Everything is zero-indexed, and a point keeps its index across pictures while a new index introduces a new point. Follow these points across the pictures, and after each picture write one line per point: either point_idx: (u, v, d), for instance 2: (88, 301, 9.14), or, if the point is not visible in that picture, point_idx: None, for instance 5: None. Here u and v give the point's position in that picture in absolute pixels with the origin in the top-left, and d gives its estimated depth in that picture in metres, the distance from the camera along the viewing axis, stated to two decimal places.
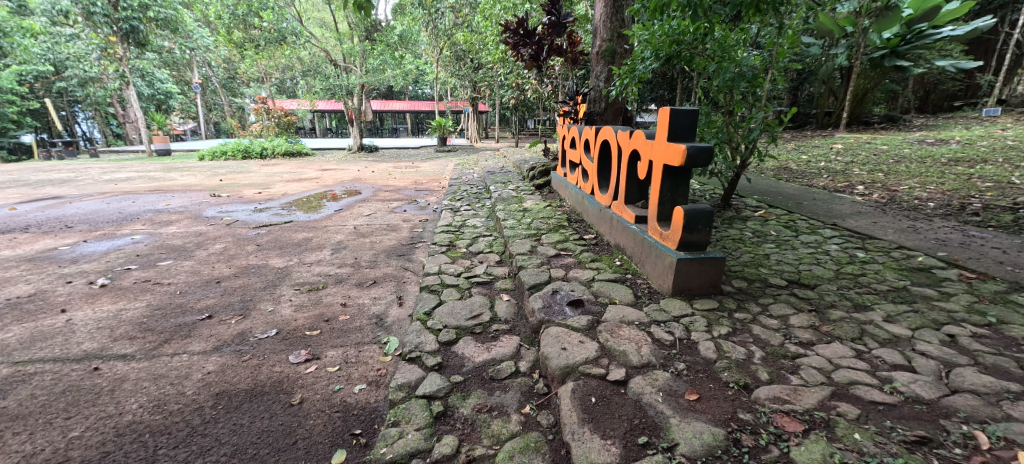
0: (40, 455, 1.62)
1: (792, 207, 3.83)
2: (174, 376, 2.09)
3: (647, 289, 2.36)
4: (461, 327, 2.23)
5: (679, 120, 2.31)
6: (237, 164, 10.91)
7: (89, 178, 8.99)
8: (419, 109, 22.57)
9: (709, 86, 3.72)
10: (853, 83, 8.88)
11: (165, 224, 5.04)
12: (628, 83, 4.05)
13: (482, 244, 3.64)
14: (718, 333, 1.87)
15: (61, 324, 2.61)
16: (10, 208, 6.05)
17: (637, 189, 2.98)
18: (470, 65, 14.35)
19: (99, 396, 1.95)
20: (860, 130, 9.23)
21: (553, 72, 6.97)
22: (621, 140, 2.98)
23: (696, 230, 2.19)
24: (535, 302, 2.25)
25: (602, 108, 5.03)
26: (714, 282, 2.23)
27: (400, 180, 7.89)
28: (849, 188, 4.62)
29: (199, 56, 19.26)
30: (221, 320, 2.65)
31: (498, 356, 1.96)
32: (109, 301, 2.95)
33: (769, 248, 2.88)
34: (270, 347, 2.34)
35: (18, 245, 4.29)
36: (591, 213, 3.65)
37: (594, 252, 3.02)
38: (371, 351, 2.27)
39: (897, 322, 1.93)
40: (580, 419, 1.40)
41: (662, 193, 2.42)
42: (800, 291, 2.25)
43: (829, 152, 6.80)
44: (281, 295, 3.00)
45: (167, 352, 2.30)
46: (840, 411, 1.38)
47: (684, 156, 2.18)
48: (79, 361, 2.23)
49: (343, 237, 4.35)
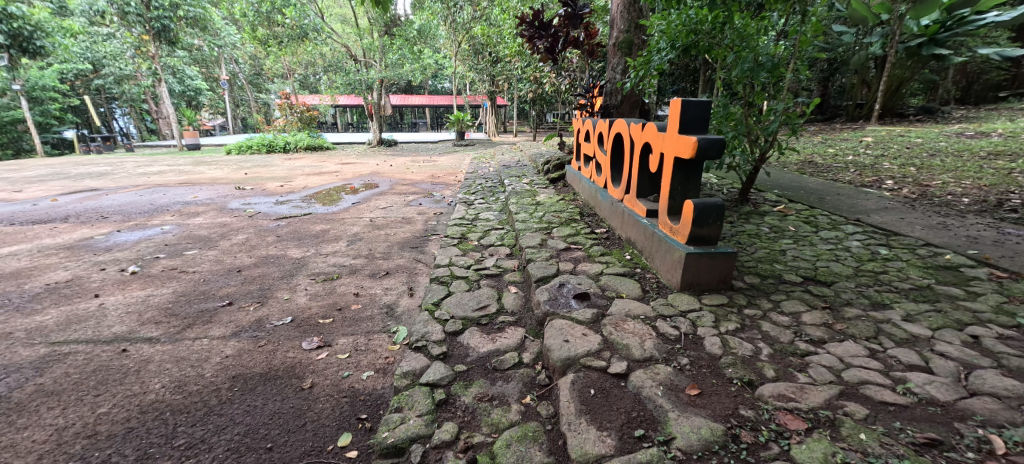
0: (71, 429, 1.73)
1: (813, 202, 3.70)
2: (195, 358, 2.19)
3: (655, 283, 2.33)
4: (468, 318, 2.26)
5: (691, 112, 2.26)
6: (261, 158, 11.26)
7: (124, 171, 9.42)
8: (438, 103, 22.73)
9: (729, 77, 3.61)
10: (886, 73, 8.50)
11: (193, 215, 5.25)
12: (644, 75, 3.98)
13: (494, 237, 3.66)
14: (725, 329, 1.84)
15: (95, 308, 2.77)
16: (52, 200, 6.41)
17: (649, 183, 2.94)
18: (488, 59, 14.31)
19: (128, 375, 2.06)
20: (893, 123, 8.84)
21: (570, 64, 6.91)
22: (634, 133, 2.95)
23: (707, 224, 2.15)
24: (541, 294, 2.25)
25: (618, 101, 5.01)
26: (724, 277, 2.19)
27: (417, 174, 7.99)
28: (877, 183, 4.44)
29: (227, 54, 19.84)
30: (240, 307, 2.76)
31: (502, 347, 1.98)
32: (139, 287, 3.10)
33: (786, 244, 2.80)
34: (285, 333, 2.42)
35: (58, 234, 4.54)
36: (603, 207, 3.63)
37: (605, 246, 3.00)
38: (380, 339, 2.32)
39: (916, 321, 1.85)
40: (577, 410, 1.41)
41: (673, 186, 2.39)
42: (814, 288, 2.18)
43: (858, 145, 6.55)
44: (297, 285, 3.09)
45: (189, 336, 2.41)
46: (848, 411, 1.34)
47: (695, 148, 2.13)
48: (109, 342, 2.35)
49: (360, 229, 4.45)
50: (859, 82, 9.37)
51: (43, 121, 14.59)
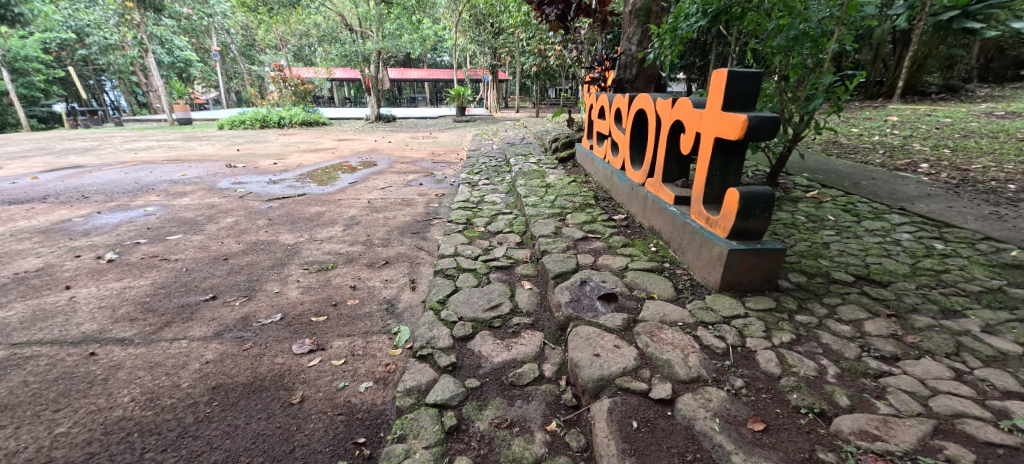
0: (22, 454, 1.51)
1: (848, 187, 3.42)
2: (170, 365, 1.96)
3: (688, 281, 2.08)
4: (478, 320, 2.01)
5: (737, 85, 1.95)
6: (254, 134, 10.86)
7: (111, 146, 9.04)
8: (438, 77, 22.04)
9: (763, 47, 3.25)
10: (912, 47, 8.06)
11: (179, 195, 4.96)
12: (666, 44, 3.58)
13: (502, 223, 3.38)
14: (779, 341, 1.58)
15: (65, 302, 2.53)
16: (32, 177, 6.10)
17: (676, 165, 2.65)
18: (489, 30, 13.65)
19: (94, 385, 1.84)
20: (915, 101, 8.45)
21: (580, 36, 6.50)
22: (660, 110, 2.64)
23: (753, 216, 1.88)
24: (561, 294, 1.98)
25: (633, 74, 4.66)
26: (769, 277, 1.92)
27: (417, 151, 7.66)
28: (912, 166, 4.15)
29: (217, 24, 19.10)
30: (225, 302, 2.51)
31: (519, 357, 1.74)
32: (115, 277, 2.85)
33: (828, 236, 2.53)
34: (273, 334, 2.18)
35: (34, 216, 4.25)
36: (621, 191, 3.34)
37: (626, 236, 2.73)
38: (380, 343, 2.08)
39: (1001, 335, 1.59)
40: (619, 451, 1.16)
41: (711, 171, 2.11)
42: (872, 290, 1.92)
43: (884, 125, 6.22)
44: (289, 275, 2.83)
45: (166, 338, 2.17)
46: (950, 456, 1.10)
47: (744, 128, 1.83)
48: (76, 344, 2.13)
49: (357, 212, 4.17)
50: (878, 59, 8.97)
51: (28, 94, 14.11)
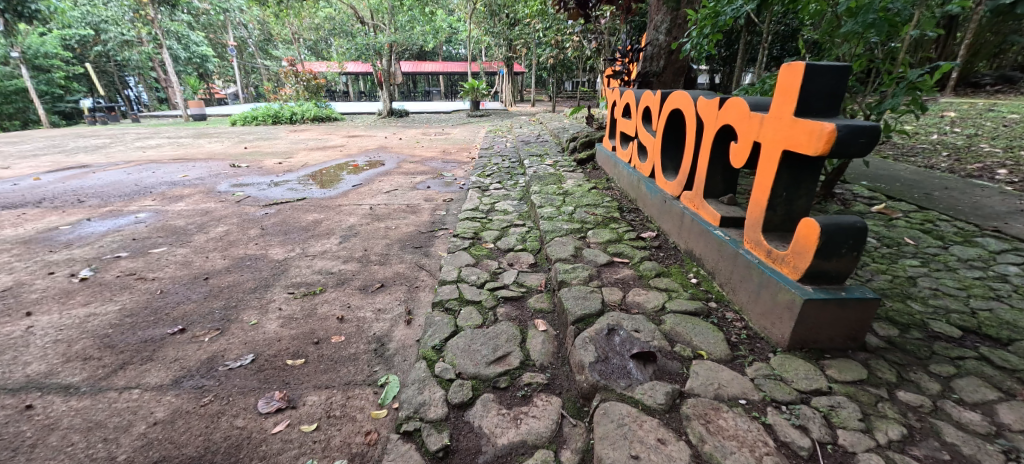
0: None
1: (920, 200, 2.92)
2: (113, 426, 1.62)
3: (744, 333, 1.65)
4: (480, 378, 1.62)
5: (816, 83, 1.51)
6: (266, 130, 10.69)
7: (121, 144, 8.91)
8: (452, 69, 21.63)
9: (824, 34, 2.74)
10: (969, 35, 7.32)
11: (175, 199, 4.70)
12: (705, 32, 3.10)
13: (513, 238, 2.99)
14: (886, 438, 1.16)
15: (18, 334, 2.23)
16: (34, 178, 5.93)
17: (721, 177, 2.21)
18: (505, 21, 13.11)
19: (17, 455, 1.51)
20: (970, 94, 7.69)
21: (600, 25, 6.02)
22: (704, 111, 2.20)
23: (837, 255, 1.44)
24: (583, 351, 1.57)
25: (661, 66, 4.18)
26: (854, 333, 1.49)
27: (427, 150, 7.30)
28: (986, 172, 3.59)
29: (232, 18, 18.98)
30: (193, 336, 2.17)
31: (531, 439, 1.35)
32: (81, 302, 2.55)
33: (914, 268, 2.07)
34: (239, 383, 1.83)
35: (21, 223, 4.02)
36: (651, 203, 2.91)
37: (659, 262, 2.30)
38: (362, 400, 1.71)
39: None
40: None
41: (775, 192, 1.67)
42: (995, 355, 1.47)
43: (940, 121, 5.59)
44: (270, 302, 2.48)
45: (116, 386, 1.83)
46: None
47: (830, 140, 1.39)
48: (13, 392, 1.81)
49: (357, 220, 3.82)
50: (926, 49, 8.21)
51: (48, 91, 14.23)
